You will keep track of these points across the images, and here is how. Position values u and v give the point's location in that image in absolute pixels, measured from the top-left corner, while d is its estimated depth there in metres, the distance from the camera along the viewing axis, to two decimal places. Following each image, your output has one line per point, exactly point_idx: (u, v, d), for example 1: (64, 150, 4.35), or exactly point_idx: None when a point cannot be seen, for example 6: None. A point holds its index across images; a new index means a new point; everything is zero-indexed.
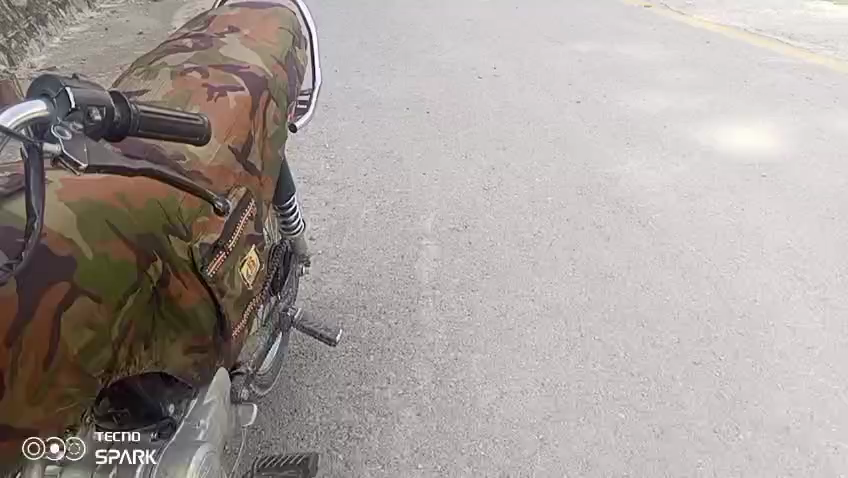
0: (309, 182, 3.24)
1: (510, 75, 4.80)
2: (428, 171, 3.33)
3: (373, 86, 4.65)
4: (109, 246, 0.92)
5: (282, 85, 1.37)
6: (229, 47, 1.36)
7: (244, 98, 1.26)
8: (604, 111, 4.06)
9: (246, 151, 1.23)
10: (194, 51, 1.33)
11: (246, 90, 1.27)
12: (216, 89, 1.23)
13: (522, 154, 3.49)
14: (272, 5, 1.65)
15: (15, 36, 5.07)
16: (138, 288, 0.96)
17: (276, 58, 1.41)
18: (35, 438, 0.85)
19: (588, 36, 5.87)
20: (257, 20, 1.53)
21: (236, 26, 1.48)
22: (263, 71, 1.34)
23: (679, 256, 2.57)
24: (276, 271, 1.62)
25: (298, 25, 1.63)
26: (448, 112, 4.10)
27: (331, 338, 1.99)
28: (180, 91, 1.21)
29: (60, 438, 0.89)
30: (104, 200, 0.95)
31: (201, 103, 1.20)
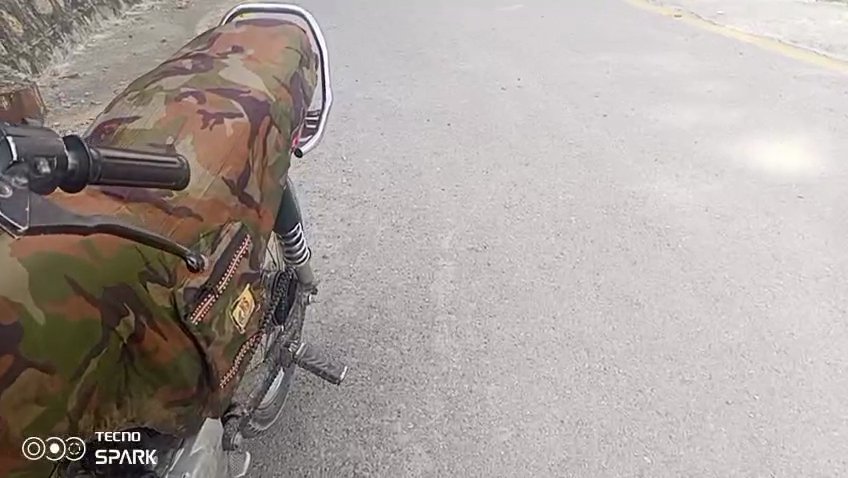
0: (325, 197, 3.17)
1: (535, 86, 4.68)
2: (448, 187, 3.23)
3: (394, 97, 4.57)
4: (66, 308, 0.85)
5: (284, 111, 1.29)
6: (230, 68, 1.28)
7: (243, 124, 1.17)
8: (631, 125, 3.92)
9: (243, 183, 1.14)
10: (193, 73, 1.24)
11: (244, 116, 1.18)
12: (212, 116, 1.15)
13: (545, 169, 3.37)
14: (280, 22, 1.57)
15: (39, 44, 5.10)
16: (103, 349, 0.89)
17: (279, 80, 1.32)
18: (35, 438, 0.83)
19: (616, 45, 5.72)
20: (263, 39, 1.44)
21: (240, 45, 1.40)
22: (264, 95, 1.25)
23: (710, 283, 2.44)
24: (280, 301, 1.57)
25: (306, 42, 1.55)
26: (470, 125, 4.00)
27: (334, 375, 1.94)
28: (173, 118, 1.12)
29: (64, 439, 0.86)
30: (67, 252, 0.87)
31: (195, 129, 1.12)
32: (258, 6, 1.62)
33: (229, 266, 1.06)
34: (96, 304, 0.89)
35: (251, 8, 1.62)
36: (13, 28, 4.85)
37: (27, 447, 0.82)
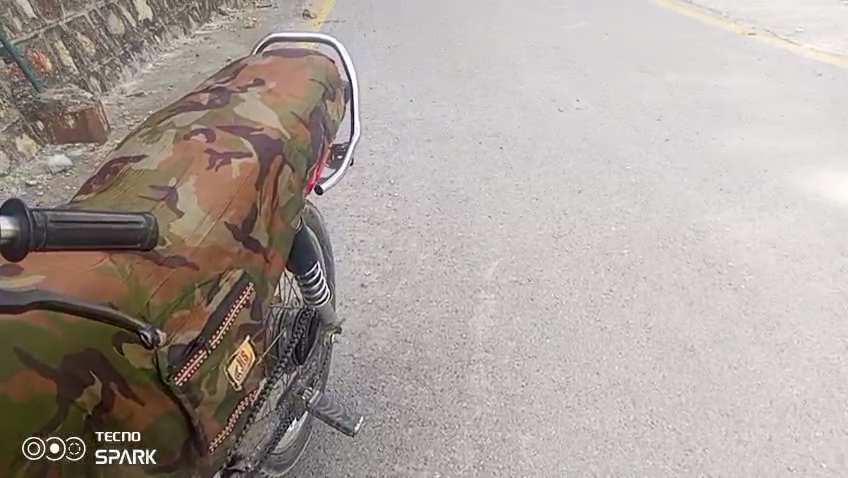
0: (369, 221, 3.12)
1: (594, 108, 4.52)
2: (495, 213, 3.12)
3: (447, 118, 4.50)
4: (13, 386, 0.79)
5: (301, 148, 1.23)
6: (246, 104, 1.23)
7: (251, 165, 1.12)
8: (695, 151, 3.72)
9: (248, 227, 1.09)
10: (207, 110, 1.20)
11: (254, 155, 1.13)
12: (219, 156, 1.10)
13: (599, 197, 3.22)
14: (307, 53, 1.52)
15: (109, 62, 5.29)
16: (59, 423, 0.84)
17: (297, 115, 1.27)
18: (35, 438, 0.81)
19: (682, 65, 5.49)
20: (287, 71, 1.39)
21: (262, 78, 1.35)
22: (277, 133, 1.19)
23: (775, 329, 2.23)
24: (294, 344, 1.47)
25: (334, 74, 1.50)
26: (523, 148, 3.89)
27: (348, 428, 1.65)
28: (178, 159, 1.08)
29: (60, 439, 0.84)
30: (24, 320, 0.82)
31: (200, 171, 1.07)
32: (289, 34, 1.58)
33: (227, 316, 1.02)
34: (54, 377, 0.83)
35: (282, 36, 1.57)
36: (86, 48, 5.05)
37: (26, 447, 0.81)
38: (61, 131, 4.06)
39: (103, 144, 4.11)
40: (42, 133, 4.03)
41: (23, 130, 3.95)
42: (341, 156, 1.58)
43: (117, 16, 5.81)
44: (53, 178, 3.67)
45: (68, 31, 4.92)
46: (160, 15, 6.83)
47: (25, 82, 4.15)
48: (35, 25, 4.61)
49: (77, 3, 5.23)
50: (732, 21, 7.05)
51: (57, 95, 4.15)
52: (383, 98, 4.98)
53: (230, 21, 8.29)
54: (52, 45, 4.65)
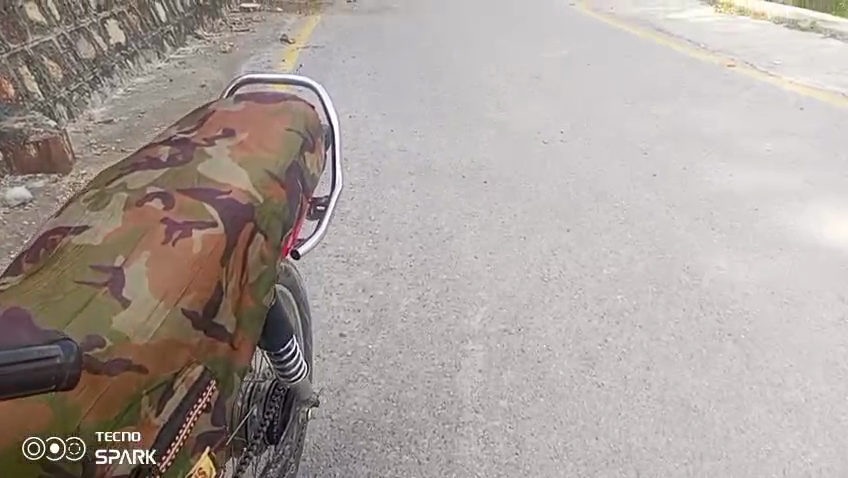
0: (349, 261, 2.96)
1: (579, 140, 4.43)
2: (481, 253, 2.98)
3: (428, 149, 4.38)
4: None
5: (275, 211, 1.08)
6: (212, 161, 1.08)
7: (215, 239, 0.98)
8: (684, 187, 3.63)
9: (209, 314, 0.96)
10: (166, 169, 1.05)
11: (219, 226, 0.99)
12: (176, 230, 0.96)
13: (589, 236, 3.10)
14: (284, 95, 1.36)
15: (78, 88, 5.10)
16: None
17: (271, 172, 1.11)
18: (34, 437, 0.77)
19: (665, 96, 5.45)
20: (260, 118, 1.24)
21: (232, 126, 1.20)
22: (247, 196, 1.04)
23: (781, 386, 2.11)
24: (252, 427, 1.30)
25: (315, 118, 1.35)
26: (508, 183, 3.76)
27: None
28: (127, 232, 0.94)
29: (60, 438, 0.79)
30: None
31: (153, 246, 0.93)
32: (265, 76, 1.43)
33: (182, 425, 0.91)
34: None
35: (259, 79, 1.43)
36: (53, 73, 4.85)
37: (26, 447, 0.77)
38: (22, 161, 3.86)
39: (67, 175, 3.92)
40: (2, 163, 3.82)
41: None
42: (323, 204, 1.43)
43: (87, 39, 5.62)
44: (11, 213, 3.45)
45: (34, 56, 4.71)
46: (133, 38, 6.64)
47: None
48: None
49: (44, 26, 5.00)
50: (712, 51, 7.07)
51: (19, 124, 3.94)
52: (362, 127, 4.84)
53: (206, 44, 8.14)
54: (16, 71, 4.43)
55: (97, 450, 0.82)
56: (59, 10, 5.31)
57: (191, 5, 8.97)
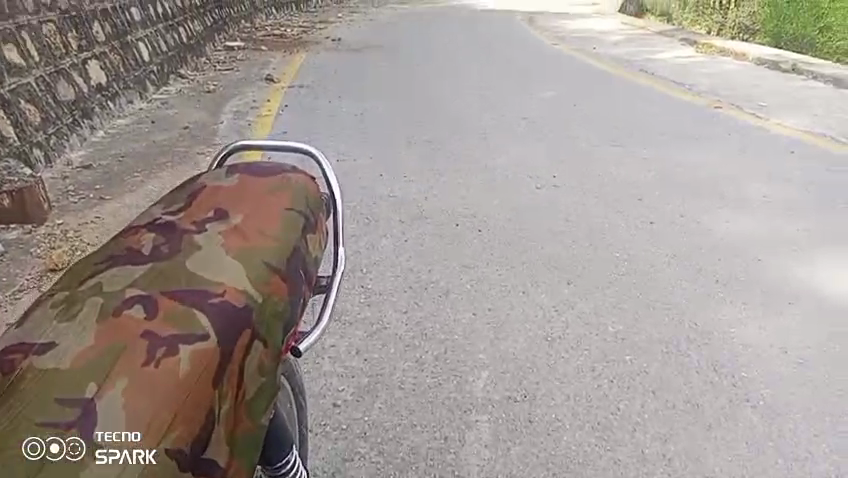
0: (340, 320, 2.80)
1: (572, 185, 4.35)
2: (479, 310, 2.85)
3: (420, 195, 4.27)
4: None
5: (271, 313, 1.05)
6: (203, 260, 1.05)
7: (207, 350, 0.94)
8: (683, 235, 3.54)
9: (206, 432, 0.90)
10: (151, 270, 1.02)
11: (210, 338, 0.95)
12: (162, 346, 0.91)
13: (590, 290, 2.98)
14: (282, 168, 1.32)
15: (56, 132, 4.99)
16: None
17: (268, 268, 1.08)
18: (36, 438, 0.81)
19: (655, 138, 5.43)
20: (256, 198, 1.20)
21: (226, 210, 1.16)
22: (241, 301, 1.01)
23: (808, 463, 2.01)
24: None
25: (314, 194, 1.31)
26: (503, 231, 3.65)
27: None
28: (109, 348, 0.89)
29: (61, 439, 0.81)
30: None
31: (135, 366, 0.89)
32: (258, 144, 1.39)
33: None
34: None
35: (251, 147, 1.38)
36: (30, 117, 4.69)
37: (28, 447, 0.80)
38: None
39: (43, 224, 3.78)
40: None
41: None
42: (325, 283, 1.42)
43: (67, 81, 5.46)
44: None
45: (11, 99, 4.53)
46: (115, 79, 6.51)
47: None
48: None
49: (23, 68, 4.82)
50: (697, 93, 7.12)
51: None
52: (351, 172, 4.73)
53: (189, 84, 8.04)
54: None
55: (98, 450, 0.81)
56: (39, 52, 5.14)
57: (175, 43, 8.86)
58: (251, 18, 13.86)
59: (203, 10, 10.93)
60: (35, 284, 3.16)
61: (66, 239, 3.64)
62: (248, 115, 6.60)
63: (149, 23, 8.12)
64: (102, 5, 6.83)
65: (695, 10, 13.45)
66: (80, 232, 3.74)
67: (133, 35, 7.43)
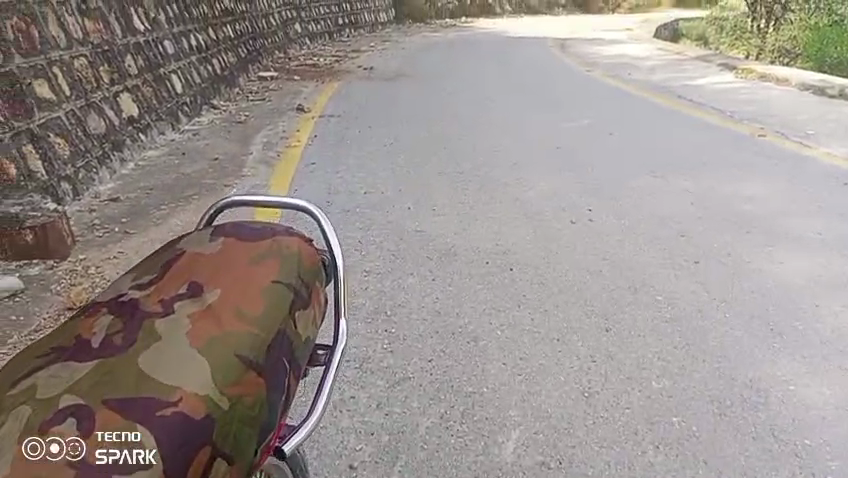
0: (361, 368, 2.63)
1: (609, 220, 4.14)
2: (511, 359, 2.65)
3: (448, 230, 4.11)
4: None
5: (228, 411, 1.27)
6: (166, 369, 1.27)
7: (160, 451, 1.16)
8: (731, 278, 3.31)
9: None
10: (94, 382, 1.23)
11: (162, 444, 1.16)
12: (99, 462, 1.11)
13: (632, 338, 2.76)
14: (259, 265, 1.58)
15: (85, 165, 4.97)
16: None
17: (226, 375, 1.30)
18: (35, 440, 1.12)
19: (696, 169, 5.19)
20: (223, 306, 1.44)
21: (195, 316, 1.41)
22: (193, 409, 1.23)
23: None
24: None
25: (293, 289, 1.58)
26: (536, 270, 3.45)
27: None
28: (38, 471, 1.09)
29: (58, 440, 1.12)
30: None
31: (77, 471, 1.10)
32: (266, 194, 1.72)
33: None
34: None
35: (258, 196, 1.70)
36: (59, 150, 4.67)
37: (30, 446, 1.11)
38: (16, 246, 3.60)
39: (65, 259, 3.68)
40: None
41: None
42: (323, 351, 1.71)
43: (98, 114, 5.48)
44: None
45: (40, 133, 4.51)
46: (146, 111, 6.54)
47: None
48: None
49: (54, 103, 4.84)
50: (738, 120, 6.85)
51: (14, 208, 3.67)
52: (378, 206, 4.59)
53: (220, 115, 8.08)
54: (19, 150, 4.20)
55: (98, 450, 1.12)
56: (70, 86, 5.18)
57: (208, 75, 8.94)
58: (284, 48, 14.00)
59: (236, 41, 11.06)
60: (51, 322, 3.01)
61: (87, 274, 3.52)
62: (277, 145, 6.56)
63: (182, 56, 8.21)
64: (136, 39, 6.92)
65: (733, 34, 13.17)
66: (102, 266, 3.62)
67: (166, 68, 7.51)
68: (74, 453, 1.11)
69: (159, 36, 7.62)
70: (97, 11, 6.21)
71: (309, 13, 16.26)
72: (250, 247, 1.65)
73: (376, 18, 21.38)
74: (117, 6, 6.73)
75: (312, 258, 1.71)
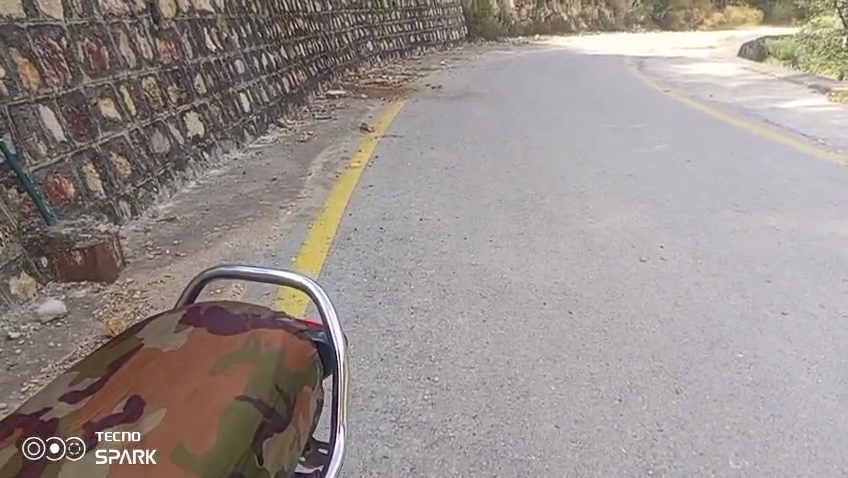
0: (398, 422, 2.42)
1: (683, 258, 3.77)
2: (565, 422, 2.36)
3: (504, 264, 3.85)
4: None
5: None
6: None
7: None
8: (825, 334, 2.90)
9: None
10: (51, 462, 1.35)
11: None
12: None
13: (708, 405, 2.42)
14: (223, 385, 1.57)
15: (145, 184, 5.01)
16: None
17: None
18: (37, 441, 1.39)
19: (784, 203, 4.73)
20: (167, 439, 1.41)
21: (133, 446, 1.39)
22: None
23: None
24: None
25: (260, 411, 1.55)
26: (599, 315, 3.14)
27: None
28: None
29: (56, 442, 1.39)
30: None
31: None
32: (275, 271, 1.86)
33: None
34: None
35: (267, 271, 1.87)
36: (119, 169, 4.72)
37: (32, 445, 1.39)
38: (66, 268, 3.61)
39: (112, 282, 3.69)
40: (45, 270, 3.56)
41: (24, 268, 3.46)
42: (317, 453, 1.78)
43: (163, 133, 5.56)
44: (39, 330, 3.13)
45: (101, 152, 4.57)
46: (212, 130, 6.62)
47: (36, 214, 3.66)
48: (62, 149, 4.16)
49: (118, 122, 4.91)
50: (829, 149, 6.29)
51: (67, 229, 3.69)
52: (433, 235, 4.39)
53: (284, 134, 8.13)
54: (79, 170, 4.25)
55: (99, 451, 1.37)
56: (136, 105, 5.26)
57: (276, 93, 9.04)
58: (354, 66, 14.09)
59: (308, 60, 11.19)
60: (87, 351, 2.98)
61: (130, 300, 3.49)
62: (337, 166, 6.48)
63: (252, 75, 8.32)
64: (206, 58, 7.04)
65: (826, 54, 12.32)
66: (147, 291, 3.59)
67: (235, 86, 7.61)
68: (75, 453, 1.37)
69: (230, 55, 7.75)
70: (169, 31, 6.34)
71: (382, 32, 16.33)
72: (216, 354, 1.67)
73: (449, 35, 21.30)
74: (191, 27, 6.87)
75: (294, 363, 1.71)
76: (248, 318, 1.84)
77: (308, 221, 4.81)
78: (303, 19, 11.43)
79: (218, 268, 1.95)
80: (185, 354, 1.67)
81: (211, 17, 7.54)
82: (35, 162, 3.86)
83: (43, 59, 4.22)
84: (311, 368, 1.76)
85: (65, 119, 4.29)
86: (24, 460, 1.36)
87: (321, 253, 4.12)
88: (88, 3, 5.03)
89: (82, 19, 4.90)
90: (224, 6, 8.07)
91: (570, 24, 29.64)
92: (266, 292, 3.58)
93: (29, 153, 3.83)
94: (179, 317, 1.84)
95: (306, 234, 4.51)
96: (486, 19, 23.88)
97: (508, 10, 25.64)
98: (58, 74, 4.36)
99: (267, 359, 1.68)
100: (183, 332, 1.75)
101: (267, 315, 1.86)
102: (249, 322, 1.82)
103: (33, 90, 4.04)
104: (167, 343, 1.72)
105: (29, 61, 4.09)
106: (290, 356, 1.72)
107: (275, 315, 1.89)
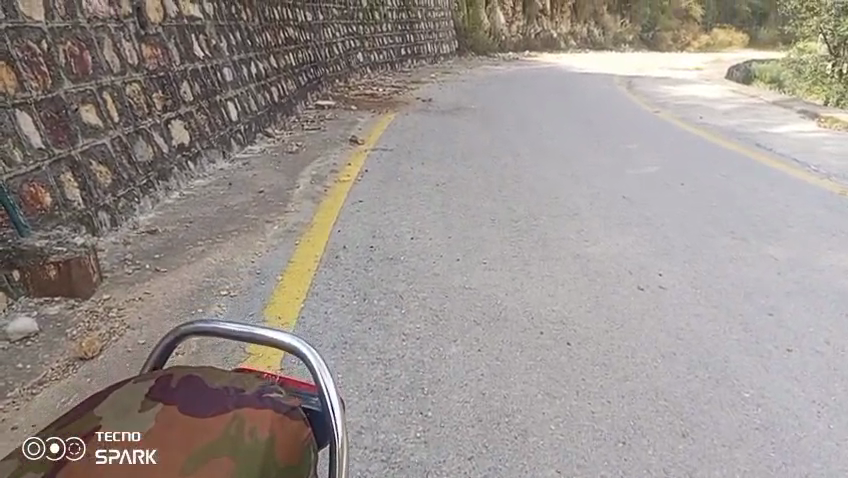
0: (389, 462, 2.27)
1: (682, 287, 3.67)
2: (567, 466, 2.23)
3: (498, 288, 3.73)
4: None
5: None
6: None
7: None
8: (831, 373, 2.81)
9: None
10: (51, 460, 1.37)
11: None
12: None
13: (715, 450, 2.30)
14: None
15: (126, 194, 4.82)
16: None
17: None
18: (38, 442, 1.42)
19: (781, 231, 4.67)
20: None
21: None
22: None
23: None
24: None
25: None
26: (599, 346, 3.02)
27: None
28: None
29: (55, 442, 1.42)
30: None
31: None
32: (265, 331, 1.65)
33: None
34: None
35: (255, 332, 1.65)
36: (100, 178, 4.54)
37: (34, 445, 1.42)
38: (39, 282, 3.41)
39: (88, 299, 3.49)
40: (16, 284, 3.35)
41: None
42: None
43: (146, 141, 5.38)
44: (5, 350, 2.93)
45: (81, 160, 4.39)
46: (198, 139, 6.45)
47: (7, 224, 3.45)
48: (38, 157, 3.97)
49: (100, 129, 4.74)
50: (822, 176, 6.26)
51: (42, 241, 3.49)
52: (425, 256, 4.26)
53: (272, 145, 7.97)
54: (56, 178, 4.07)
55: (98, 450, 1.38)
56: (119, 112, 5.09)
57: (265, 102, 8.88)
58: (344, 77, 13.97)
59: (297, 69, 11.04)
60: (57, 375, 2.79)
61: (106, 318, 3.30)
62: (326, 180, 6.33)
63: (241, 83, 8.16)
64: (194, 65, 6.88)
65: (813, 80, 12.46)
66: (124, 309, 3.40)
67: (222, 95, 7.45)
68: (74, 451, 1.39)
69: (218, 63, 7.59)
70: (156, 36, 6.18)
71: (372, 43, 16.23)
72: (189, 445, 1.40)
73: (440, 49, 21.27)
74: (178, 33, 6.71)
75: (284, 454, 1.46)
76: (229, 394, 1.58)
77: (296, 237, 4.66)
78: (293, 28, 11.29)
79: (194, 327, 1.71)
80: (151, 443, 1.40)
81: (200, 24, 7.38)
82: (9, 170, 3.67)
83: (21, 62, 4.05)
84: (304, 454, 1.51)
85: (43, 125, 4.11)
86: (25, 459, 1.38)
87: (308, 272, 3.97)
88: (72, 6, 4.87)
89: (65, 22, 4.74)
90: (214, 12, 7.92)
91: (559, 41, 29.82)
92: (250, 313, 3.42)
93: (3, 160, 3.64)
94: (145, 391, 1.57)
95: (293, 251, 4.35)
96: (476, 33, 23.93)
97: (498, 25, 25.74)
98: (37, 78, 4.18)
99: (250, 451, 1.42)
100: (151, 414, 1.48)
101: (252, 390, 1.60)
102: (231, 400, 1.56)
103: (9, 94, 3.86)
104: (129, 427, 1.45)
105: (7, 64, 3.91)
106: (279, 444, 1.47)
107: (262, 387, 1.63)
